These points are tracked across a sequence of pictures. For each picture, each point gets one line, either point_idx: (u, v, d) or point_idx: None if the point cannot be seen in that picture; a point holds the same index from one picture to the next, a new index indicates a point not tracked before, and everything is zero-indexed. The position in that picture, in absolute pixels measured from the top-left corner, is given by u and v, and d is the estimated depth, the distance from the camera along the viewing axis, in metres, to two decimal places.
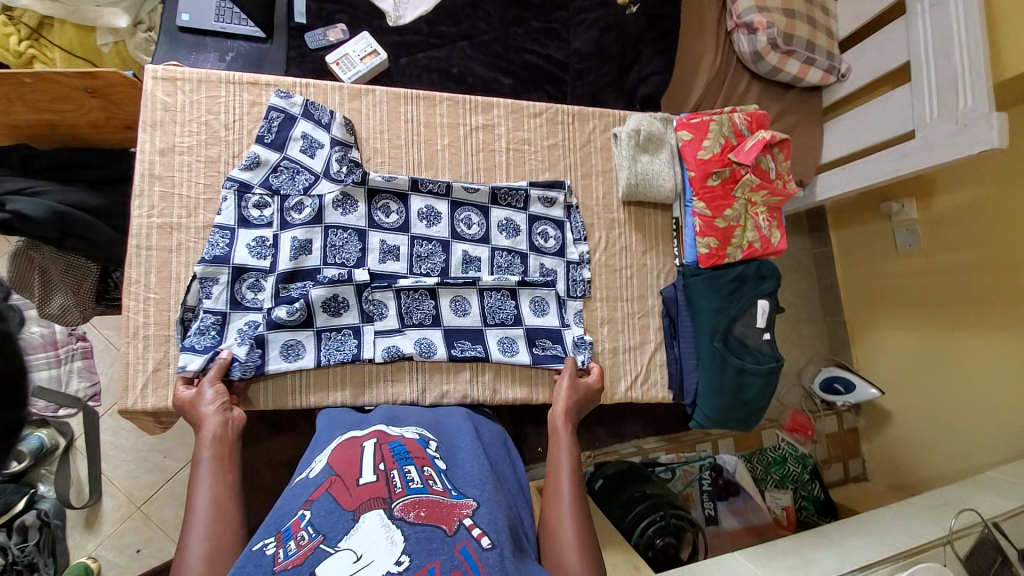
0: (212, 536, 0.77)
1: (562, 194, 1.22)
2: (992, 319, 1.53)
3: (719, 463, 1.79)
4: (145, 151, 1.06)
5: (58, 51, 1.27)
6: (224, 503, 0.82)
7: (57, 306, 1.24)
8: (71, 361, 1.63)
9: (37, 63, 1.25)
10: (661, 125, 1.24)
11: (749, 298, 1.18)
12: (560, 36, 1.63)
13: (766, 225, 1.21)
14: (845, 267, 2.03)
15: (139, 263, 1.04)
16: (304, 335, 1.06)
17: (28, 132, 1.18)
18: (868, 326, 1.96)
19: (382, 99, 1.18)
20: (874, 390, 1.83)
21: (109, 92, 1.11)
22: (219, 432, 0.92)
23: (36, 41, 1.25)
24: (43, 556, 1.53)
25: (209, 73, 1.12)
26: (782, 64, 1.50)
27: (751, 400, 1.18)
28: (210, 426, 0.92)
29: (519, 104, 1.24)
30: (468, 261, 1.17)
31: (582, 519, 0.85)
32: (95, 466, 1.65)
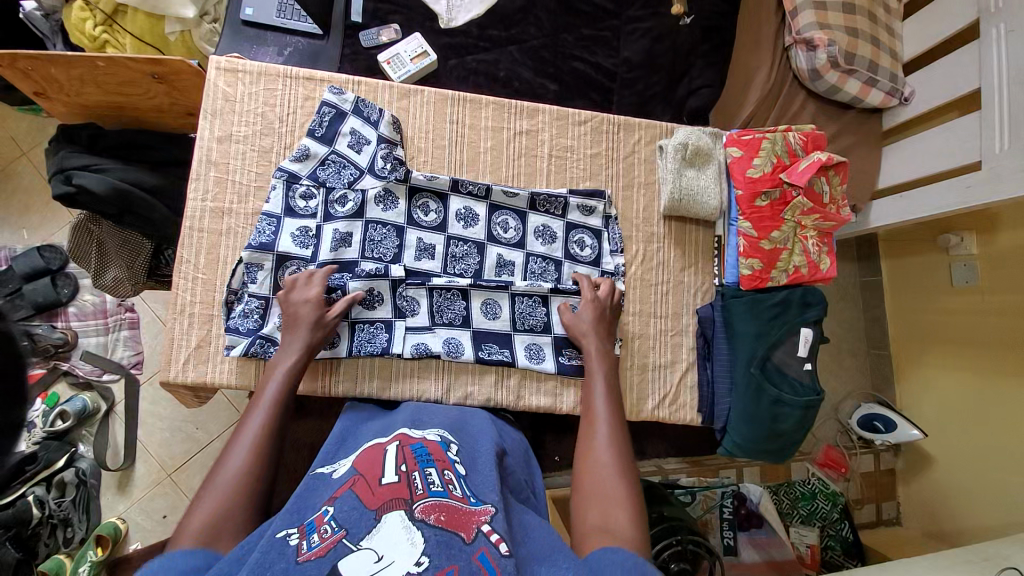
0: (256, 465, 0.78)
1: (602, 204, 1.20)
2: None
3: (743, 492, 1.73)
4: (204, 138, 1.11)
5: (129, 37, 1.33)
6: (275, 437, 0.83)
7: (111, 278, 1.30)
8: (118, 330, 1.76)
9: (109, 48, 1.32)
10: (709, 140, 1.20)
11: (793, 326, 1.11)
12: (609, 44, 1.62)
13: (815, 251, 1.15)
14: (894, 299, 1.93)
15: (191, 244, 1.08)
16: (339, 324, 1.09)
17: (98, 112, 1.25)
18: (911, 363, 1.86)
19: (430, 100, 1.20)
20: (916, 431, 1.72)
21: (174, 80, 1.16)
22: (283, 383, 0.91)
23: (110, 26, 1.31)
24: (77, 512, 1.61)
25: (268, 66, 1.15)
26: (840, 83, 1.44)
27: (784, 432, 1.11)
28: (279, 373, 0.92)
29: (565, 111, 1.23)
30: (502, 265, 1.16)
31: (620, 451, 0.87)
32: (133, 431, 1.72)
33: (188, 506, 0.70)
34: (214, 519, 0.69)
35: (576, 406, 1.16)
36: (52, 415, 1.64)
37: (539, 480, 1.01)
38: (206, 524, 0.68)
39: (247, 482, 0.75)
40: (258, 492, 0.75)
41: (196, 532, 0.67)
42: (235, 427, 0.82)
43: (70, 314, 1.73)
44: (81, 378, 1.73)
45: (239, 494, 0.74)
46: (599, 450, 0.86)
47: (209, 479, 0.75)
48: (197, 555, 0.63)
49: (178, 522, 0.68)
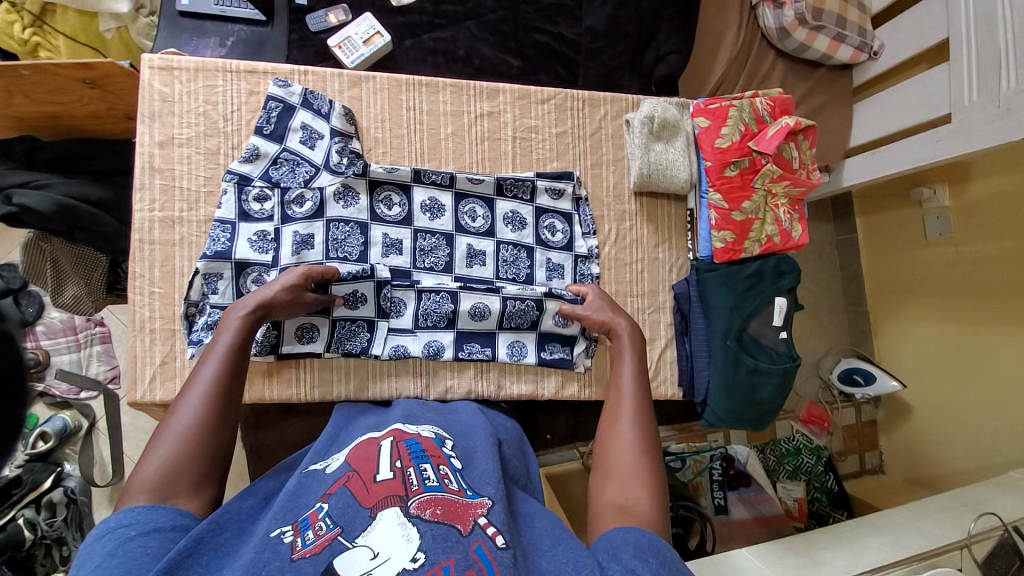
0: (206, 417, 0.75)
1: (570, 185, 1.17)
2: (1008, 315, 1.48)
3: (731, 454, 1.77)
4: (145, 143, 1.04)
5: (62, 38, 1.25)
6: (228, 387, 0.79)
7: (70, 296, 1.25)
8: (90, 346, 1.72)
9: (42, 51, 1.24)
10: (676, 111, 1.17)
11: (766, 296, 1.12)
12: (571, 13, 1.55)
13: (787, 218, 1.14)
14: (869, 257, 1.95)
15: (143, 257, 1.03)
16: (319, 320, 1.06)
17: (31, 123, 1.17)
18: (891, 317, 1.89)
19: (382, 86, 1.14)
20: (894, 382, 1.75)
21: (109, 83, 1.09)
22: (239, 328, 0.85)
23: (41, 28, 1.23)
24: (71, 531, 1.59)
25: (206, 61, 1.08)
26: (810, 41, 1.42)
27: (763, 401, 1.13)
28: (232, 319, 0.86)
29: (527, 89, 1.18)
30: (472, 255, 1.13)
31: (644, 427, 0.83)
32: (117, 446, 1.70)
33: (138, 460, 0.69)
34: (165, 473, 0.68)
35: (558, 391, 1.16)
36: (31, 437, 1.61)
37: (535, 468, 1.01)
38: (157, 479, 0.68)
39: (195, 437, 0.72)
40: (210, 444, 0.73)
41: (147, 486, 0.67)
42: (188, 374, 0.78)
43: (38, 333, 1.67)
44: (57, 397, 1.68)
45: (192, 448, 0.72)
46: (621, 426, 0.83)
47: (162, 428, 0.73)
48: (152, 510, 0.65)
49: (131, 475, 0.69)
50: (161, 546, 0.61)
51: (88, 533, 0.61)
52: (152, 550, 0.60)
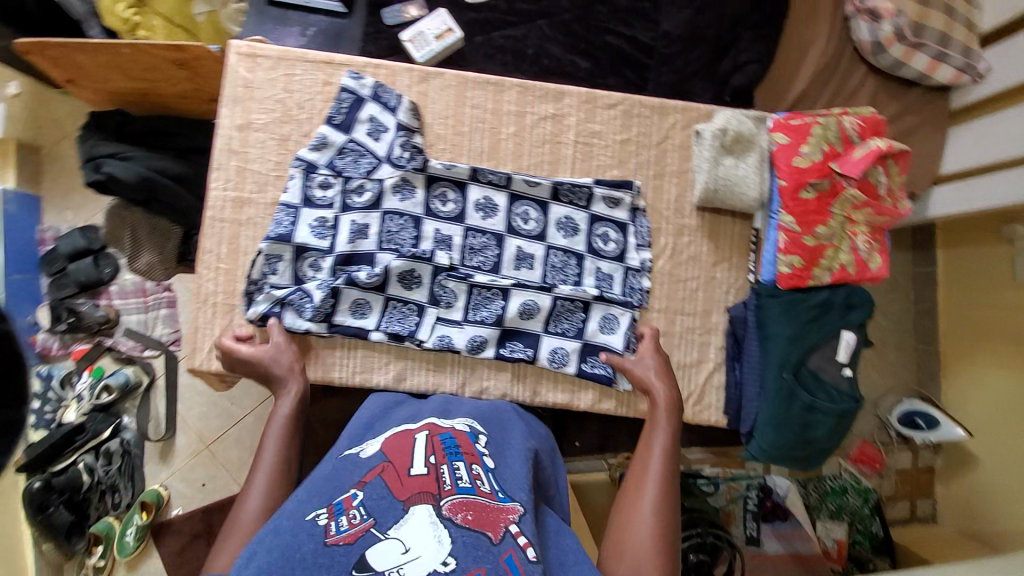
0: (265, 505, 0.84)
1: (629, 195, 1.13)
2: None
3: (769, 484, 1.66)
4: (225, 126, 1.09)
5: (160, 19, 1.28)
6: (282, 477, 0.89)
7: (145, 263, 1.34)
8: (157, 309, 1.83)
9: (141, 30, 1.26)
10: (752, 125, 1.09)
11: (834, 329, 1.04)
12: (648, 17, 1.52)
13: (865, 247, 1.05)
14: (947, 295, 1.78)
15: (213, 234, 1.08)
16: (373, 297, 1.08)
17: (125, 99, 1.27)
18: (964, 362, 1.71)
19: (450, 83, 1.14)
20: (961, 431, 1.62)
21: (197, 66, 1.15)
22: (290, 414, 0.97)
23: (141, 8, 1.25)
24: (123, 479, 1.75)
25: (288, 50, 1.12)
26: (906, 59, 1.29)
27: (816, 440, 1.05)
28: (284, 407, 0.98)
29: (594, 93, 1.15)
30: (521, 258, 1.12)
31: (667, 509, 0.85)
32: (173, 404, 1.81)
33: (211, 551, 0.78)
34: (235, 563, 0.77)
35: (594, 405, 1.12)
36: (97, 388, 1.73)
37: (562, 474, 1.00)
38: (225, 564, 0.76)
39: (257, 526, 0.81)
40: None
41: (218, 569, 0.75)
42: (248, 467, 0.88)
43: (112, 292, 1.80)
44: (123, 353, 1.81)
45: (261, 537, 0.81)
46: (643, 501, 0.85)
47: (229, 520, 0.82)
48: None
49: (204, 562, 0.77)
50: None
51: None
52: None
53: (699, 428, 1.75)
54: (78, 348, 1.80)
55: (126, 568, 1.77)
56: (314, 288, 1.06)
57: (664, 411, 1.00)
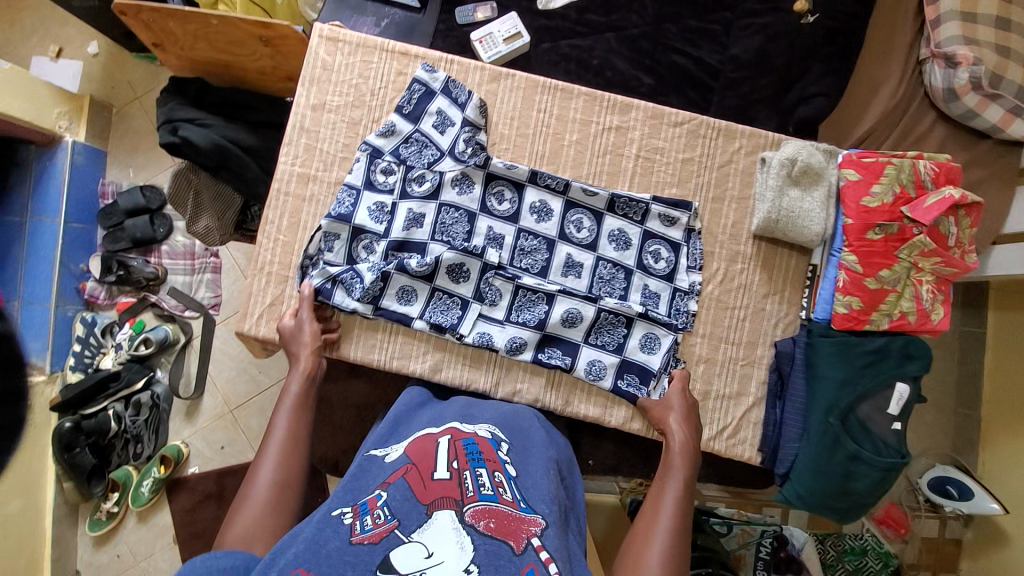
0: (280, 475, 0.83)
1: (686, 216, 1.12)
2: None
3: (785, 534, 1.60)
4: (300, 104, 1.13)
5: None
6: (296, 450, 0.87)
7: (203, 227, 1.37)
8: (202, 273, 1.89)
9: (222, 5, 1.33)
10: (822, 158, 1.08)
11: (887, 379, 1.00)
12: (717, 39, 1.51)
13: (929, 298, 1.02)
14: (995, 359, 1.69)
15: (277, 206, 1.12)
16: (420, 285, 1.10)
17: (206, 69, 1.32)
18: (1007, 431, 1.64)
19: (520, 85, 1.15)
20: (997, 506, 1.51)
21: (280, 44, 1.20)
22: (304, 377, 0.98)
23: None
24: (148, 432, 1.80)
25: (368, 38, 1.15)
26: (980, 108, 1.25)
27: (857, 493, 1.01)
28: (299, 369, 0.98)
29: (661, 110, 1.14)
30: (569, 265, 1.12)
31: (674, 564, 0.80)
32: (205, 365, 1.86)
33: (224, 521, 0.77)
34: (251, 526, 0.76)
35: (625, 422, 1.11)
36: (137, 341, 1.78)
37: (580, 494, 0.97)
38: (239, 534, 0.75)
39: (270, 498, 0.80)
40: (285, 504, 0.80)
41: (229, 542, 0.74)
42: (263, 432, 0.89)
43: (162, 251, 1.87)
44: (166, 310, 1.87)
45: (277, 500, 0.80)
46: (649, 554, 0.81)
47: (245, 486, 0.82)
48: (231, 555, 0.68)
49: (219, 534, 0.76)
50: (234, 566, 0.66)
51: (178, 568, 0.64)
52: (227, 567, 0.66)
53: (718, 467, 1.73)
54: (123, 301, 1.87)
55: (138, 518, 1.81)
56: (365, 269, 1.08)
57: (677, 460, 0.95)
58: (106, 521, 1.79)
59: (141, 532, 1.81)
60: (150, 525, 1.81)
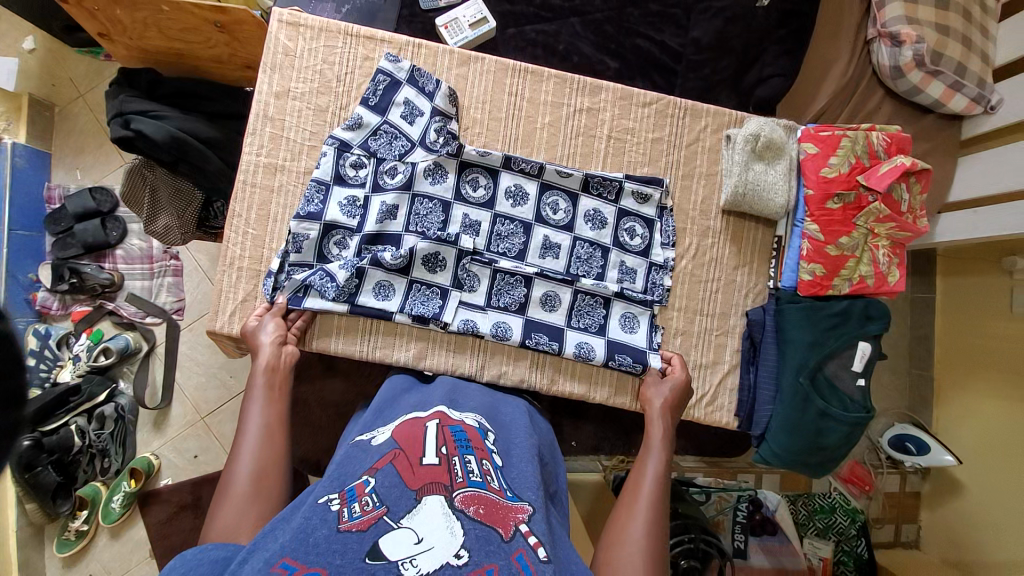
0: (259, 464, 0.81)
1: (658, 192, 1.15)
2: None
3: (760, 498, 1.69)
4: (263, 91, 1.09)
5: None
6: (273, 440, 0.86)
7: (162, 225, 1.32)
8: (163, 276, 1.81)
9: None
10: (782, 132, 1.13)
11: (851, 339, 1.06)
12: (678, 23, 1.56)
13: (885, 261, 1.08)
14: (944, 321, 1.81)
15: (243, 198, 1.09)
16: (398, 280, 1.09)
17: (158, 58, 1.26)
18: (956, 387, 1.76)
19: (489, 69, 1.15)
20: (950, 457, 1.63)
21: (236, 30, 1.14)
22: (269, 368, 0.95)
23: None
24: (114, 446, 1.72)
25: (330, 22, 1.12)
26: (923, 84, 1.32)
27: (828, 447, 1.07)
28: (264, 360, 0.96)
29: (630, 90, 1.16)
30: (547, 247, 1.13)
31: (657, 535, 0.83)
32: (172, 372, 1.79)
33: (206, 516, 0.74)
34: (233, 519, 0.74)
35: (609, 398, 1.13)
36: (95, 351, 1.70)
37: (563, 480, 0.97)
38: (222, 527, 0.73)
39: (251, 486, 0.78)
40: (268, 491, 0.79)
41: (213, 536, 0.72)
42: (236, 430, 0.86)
43: (116, 256, 1.77)
44: (124, 318, 1.78)
45: (259, 489, 0.79)
46: (634, 527, 0.83)
47: (223, 484, 0.79)
48: (220, 547, 0.67)
49: (202, 532, 0.74)
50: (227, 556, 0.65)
51: (169, 563, 0.63)
52: (218, 558, 0.64)
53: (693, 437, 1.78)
54: (78, 310, 1.78)
55: (110, 535, 1.74)
56: (336, 268, 1.06)
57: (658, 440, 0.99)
58: (75, 540, 1.69)
59: (113, 549, 1.74)
60: (122, 542, 1.74)
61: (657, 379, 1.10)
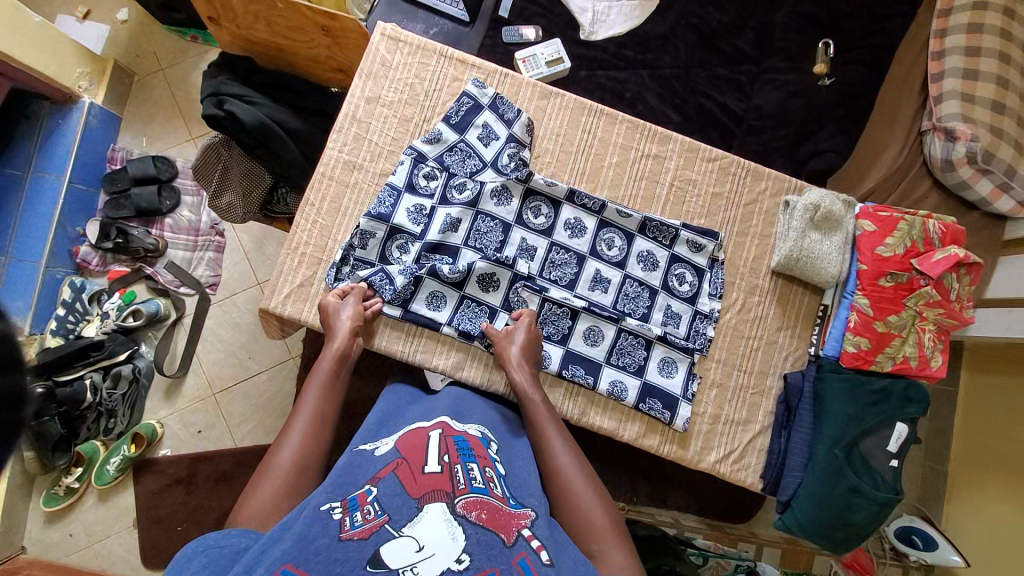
0: (301, 456, 0.81)
1: (712, 245, 1.18)
2: None
3: (759, 571, 1.55)
4: (355, 94, 1.17)
5: None
6: (319, 433, 0.86)
7: (226, 202, 1.36)
8: (204, 251, 1.84)
9: None
10: (841, 206, 1.17)
11: (888, 417, 1.06)
12: (741, 88, 1.63)
13: (930, 346, 1.10)
14: (964, 417, 1.76)
15: (320, 189, 1.14)
16: (451, 293, 1.12)
17: (257, 48, 1.33)
18: (970, 487, 1.70)
19: (568, 105, 1.21)
20: (957, 558, 1.58)
21: (339, 36, 1.22)
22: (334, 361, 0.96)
23: None
24: (123, 407, 1.70)
25: (428, 42, 1.21)
26: (972, 181, 1.36)
27: (853, 524, 1.06)
28: (333, 349, 0.97)
29: (698, 145, 1.21)
30: (597, 280, 1.16)
31: (587, 475, 0.85)
32: (192, 344, 1.79)
33: (243, 494, 0.75)
34: (265, 505, 0.74)
35: (638, 438, 1.12)
36: (126, 311, 1.71)
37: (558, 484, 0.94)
38: (255, 512, 0.73)
39: (292, 474, 0.79)
40: (303, 485, 0.79)
41: (244, 519, 0.72)
42: (289, 413, 0.88)
43: (165, 224, 1.83)
44: (160, 284, 1.81)
45: (295, 482, 0.78)
46: (573, 485, 0.83)
47: (265, 465, 0.80)
48: (243, 535, 0.67)
49: (232, 511, 0.74)
50: (242, 547, 0.65)
51: (187, 546, 0.63)
52: (234, 548, 0.64)
53: (697, 494, 1.67)
54: (116, 269, 1.81)
55: (98, 497, 1.71)
56: (396, 272, 1.10)
57: (533, 394, 0.98)
58: (63, 497, 1.67)
59: (98, 513, 1.70)
60: (108, 507, 1.70)
61: (512, 330, 1.07)
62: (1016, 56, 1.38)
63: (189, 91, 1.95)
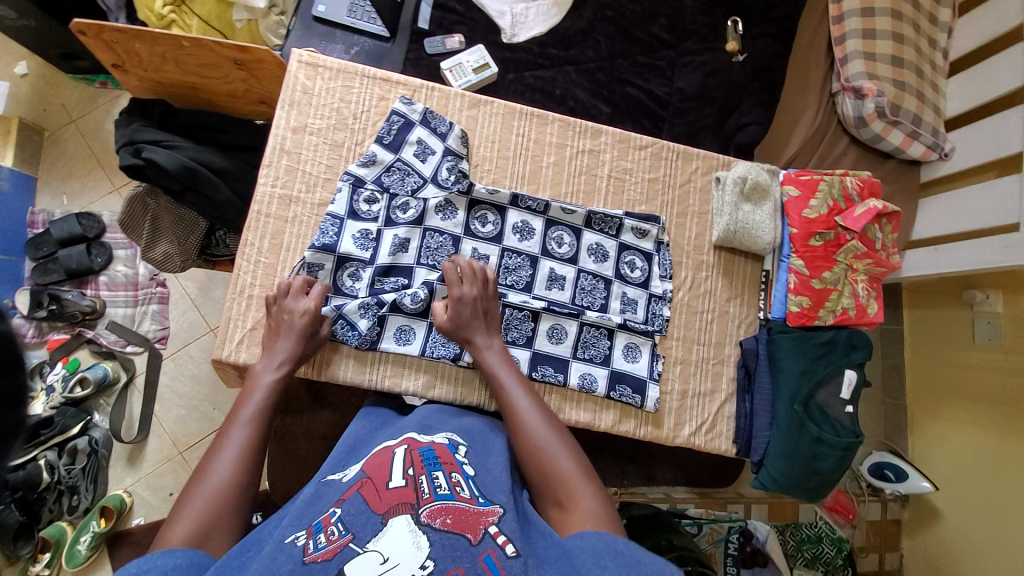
0: (238, 476, 0.79)
1: (655, 228, 1.22)
2: None
3: (750, 529, 1.65)
4: (281, 126, 1.15)
5: (196, 19, 1.39)
6: (256, 448, 0.84)
7: (161, 252, 1.30)
8: (147, 304, 1.75)
9: (175, 27, 1.36)
10: (767, 176, 1.24)
11: (837, 366, 1.15)
12: (664, 74, 1.69)
13: (864, 294, 1.18)
14: (914, 353, 1.87)
15: (257, 228, 1.11)
16: (417, 322, 1.12)
17: (168, 90, 1.27)
18: (928, 416, 1.81)
19: (498, 112, 1.23)
20: (926, 483, 1.68)
21: (256, 68, 1.18)
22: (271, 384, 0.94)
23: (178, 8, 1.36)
24: (85, 482, 1.59)
25: (348, 64, 1.20)
26: (884, 133, 1.46)
27: (823, 472, 1.14)
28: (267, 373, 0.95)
29: (628, 134, 1.25)
30: (553, 279, 1.17)
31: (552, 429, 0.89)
32: (149, 405, 1.69)
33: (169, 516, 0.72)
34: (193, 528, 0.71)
35: (614, 425, 1.14)
36: (71, 381, 1.61)
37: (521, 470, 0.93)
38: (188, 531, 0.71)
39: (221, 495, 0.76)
40: (239, 504, 0.77)
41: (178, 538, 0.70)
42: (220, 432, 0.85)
43: (100, 282, 1.72)
44: (104, 347, 1.70)
45: (222, 503, 0.76)
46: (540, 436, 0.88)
47: (192, 487, 0.77)
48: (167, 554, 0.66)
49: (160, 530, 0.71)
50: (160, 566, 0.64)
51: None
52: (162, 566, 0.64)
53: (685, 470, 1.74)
54: (54, 338, 1.69)
55: None
56: (357, 315, 1.08)
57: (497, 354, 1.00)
58: None
59: None
60: None
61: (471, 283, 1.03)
62: (907, 12, 1.49)
63: (103, 141, 1.84)
